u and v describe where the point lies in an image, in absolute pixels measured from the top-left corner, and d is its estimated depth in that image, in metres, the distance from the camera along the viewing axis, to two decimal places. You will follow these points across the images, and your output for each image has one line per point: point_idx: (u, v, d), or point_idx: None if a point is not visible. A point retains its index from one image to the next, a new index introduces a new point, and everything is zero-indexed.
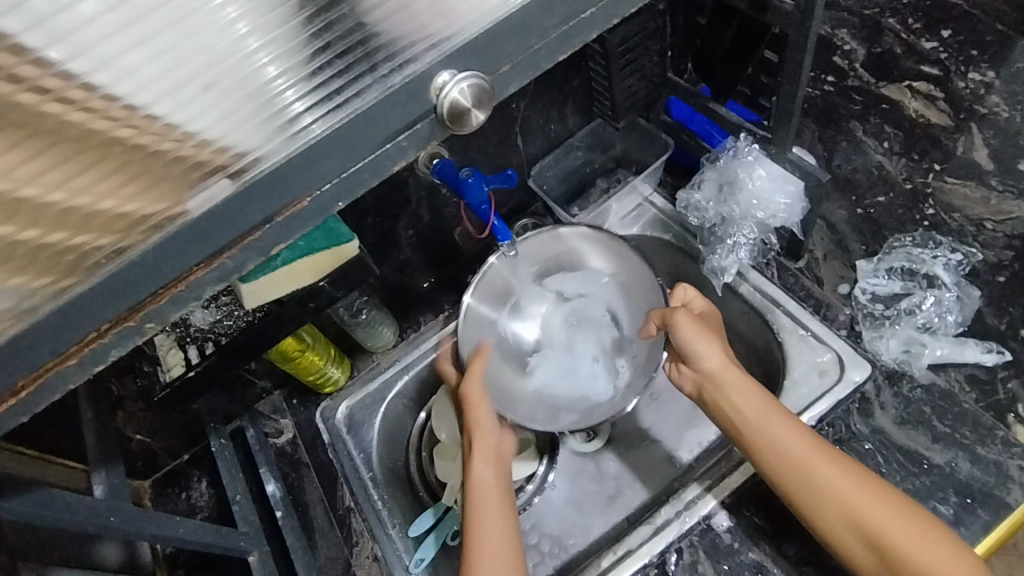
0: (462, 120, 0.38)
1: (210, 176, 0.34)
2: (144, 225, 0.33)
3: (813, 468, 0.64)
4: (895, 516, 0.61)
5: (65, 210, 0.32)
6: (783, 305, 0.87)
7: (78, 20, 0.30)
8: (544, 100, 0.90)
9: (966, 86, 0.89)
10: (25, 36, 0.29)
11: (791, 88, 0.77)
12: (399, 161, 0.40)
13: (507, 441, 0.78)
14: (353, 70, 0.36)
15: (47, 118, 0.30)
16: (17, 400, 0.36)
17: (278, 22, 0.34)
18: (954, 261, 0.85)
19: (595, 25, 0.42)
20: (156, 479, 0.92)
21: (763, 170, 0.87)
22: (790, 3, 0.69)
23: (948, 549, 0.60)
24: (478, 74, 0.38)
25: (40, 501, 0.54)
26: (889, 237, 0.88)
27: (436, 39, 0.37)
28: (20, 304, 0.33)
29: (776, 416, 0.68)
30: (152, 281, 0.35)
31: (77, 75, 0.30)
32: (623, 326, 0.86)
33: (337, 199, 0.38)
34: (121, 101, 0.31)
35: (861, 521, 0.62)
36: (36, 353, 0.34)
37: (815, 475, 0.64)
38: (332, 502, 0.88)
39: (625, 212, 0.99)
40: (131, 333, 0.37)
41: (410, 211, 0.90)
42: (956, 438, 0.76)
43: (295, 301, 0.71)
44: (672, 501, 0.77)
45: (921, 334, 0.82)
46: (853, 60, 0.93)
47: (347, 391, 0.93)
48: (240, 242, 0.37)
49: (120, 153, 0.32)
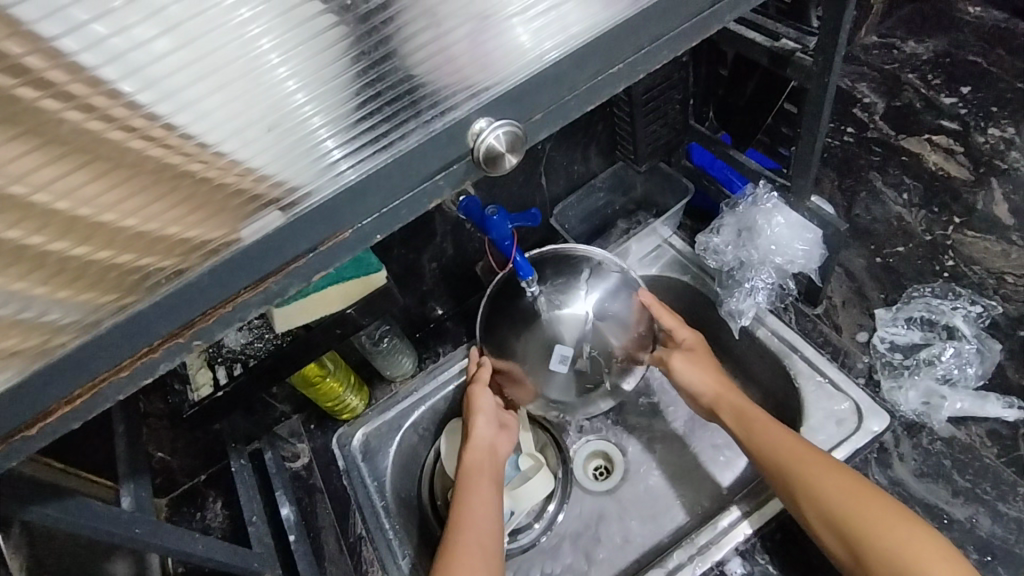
0: (497, 163, 0.42)
1: (263, 209, 0.38)
2: (202, 250, 0.37)
3: (800, 470, 0.67)
4: (859, 491, 0.65)
5: (137, 234, 0.35)
6: (800, 351, 0.87)
7: (165, 69, 0.32)
8: (569, 142, 0.93)
9: (986, 141, 0.98)
10: (121, 83, 0.31)
11: (810, 138, 0.79)
12: (434, 199, 0.43)
13: (504, 439, 0.83)
14: (400, 116, 0.39)
15: (131, 153, 0.33)
16: (72, 407, 0.39)
17: (335, 72, 0.37)
18: (974, 312, 0.87)
19: (621, 79, 0.45)
20: (173, 497, 0.94)
21: (781, 218, 0.88)
22: (810, 59, 0.73)
23: (942, 555, 0.60)
24: (513, 121, 0.41)
25: (73, 507, 0.55)
26: (908, 287, 0.90)
27: (475, 90, 0.40)
28: (85, 318, 0.36)
29: (763, 423, 0.73)
30: (203, 302, 0.38)
31: (160, 116, 0.33)
32: (620, 333, 0.83)
33: (376, 231, 0.42)
34: (195, 140, 0.34)
35: (849, 519, 0.63)
36: (93, 365, 0.37)
37: (803, 475, 0.67)
38: (344, 530, 0.89)
39: (644, 253, 0.99)
40: (181, 348, 0.40)
41: (434, 244, 0.93)
42: (977, 494, 0.76)
43: (322, 327, 0.74)
44: (684, 544, 0.76)
45: (941, 386, 0.82)
46: (873, 112, 1.03)
47: (364, 418, 0.95)
48: (287, 268, 0.40)
49: (189, 185, 0.35)
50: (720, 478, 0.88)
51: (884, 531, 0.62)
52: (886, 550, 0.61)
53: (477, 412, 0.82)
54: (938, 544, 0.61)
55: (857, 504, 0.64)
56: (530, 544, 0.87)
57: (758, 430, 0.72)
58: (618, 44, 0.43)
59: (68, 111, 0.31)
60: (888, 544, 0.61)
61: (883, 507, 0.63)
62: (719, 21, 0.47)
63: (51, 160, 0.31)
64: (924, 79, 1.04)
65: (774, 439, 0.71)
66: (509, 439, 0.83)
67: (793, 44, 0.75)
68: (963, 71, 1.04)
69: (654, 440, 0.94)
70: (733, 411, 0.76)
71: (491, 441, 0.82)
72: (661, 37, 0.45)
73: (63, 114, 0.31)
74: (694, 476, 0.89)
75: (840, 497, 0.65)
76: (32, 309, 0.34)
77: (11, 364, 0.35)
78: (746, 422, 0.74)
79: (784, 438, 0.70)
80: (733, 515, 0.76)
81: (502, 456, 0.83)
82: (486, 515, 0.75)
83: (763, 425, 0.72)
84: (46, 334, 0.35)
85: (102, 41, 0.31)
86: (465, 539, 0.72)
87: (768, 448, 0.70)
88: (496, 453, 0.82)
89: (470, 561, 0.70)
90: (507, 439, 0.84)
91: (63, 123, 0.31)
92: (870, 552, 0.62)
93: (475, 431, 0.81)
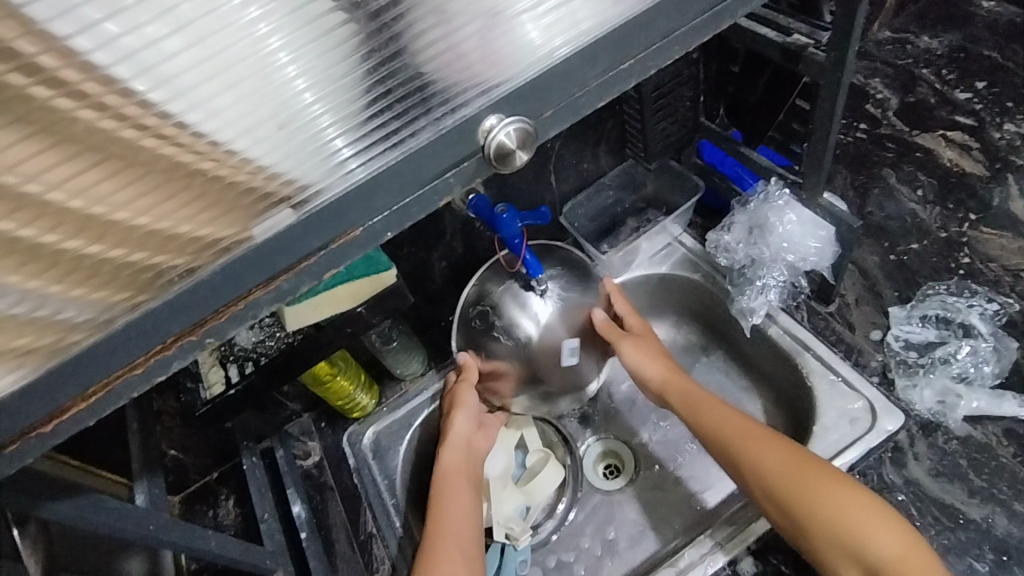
0: (508, 160, 0.41)
1: (274, 207, 0.38)
2: (214, 248, 0.37)
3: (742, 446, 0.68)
4: (805, 463, 0.64)
5: (150, 232, 0.35)
6: (812, 350, 0.86)
7: (178, 68, 0.33)
8: (578, 140, 0.92)
9: (1001, 137, 0.96)
10: (133, 81, 0.32)
11: (824, 134, 0.78)
12: (445, 197, 0.43)
13: (483, 438, 0.84)
14: (409, 114, 0.39)
15: (143, 151, 0.33)
16: (86, 405, 0.39)
17: (345, 69, 0.37)
18: (990, 311, 0.85)
19: (632, 75, 0.45)
20: (186, 495, 0.94)
21: (794, 215, 0.88)
22: (822, 54, 0.72)
23: (894, 529, 0.60)
24: (524, 119, 0.41)
25: (89, 505, 0.56)
26: (923, 285, 0.89)
27: (486, 87, 0.40)
28: (99, 316, 0.36)
29: (705, 401, 0.73)
30: (215, 300, 0.38)
31: (173, 114, 0.33)
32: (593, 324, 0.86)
33: (386, 229, 0.42)
34: (206, 138, 0.34)
35: (794, 493, 0.63)
36: (108, 363, 0.37)
37: (746, 450, 0.67)
38: (355, 528, 0.89)
39: (654, 251, 0.98)
40: (192, 347, 0.40)
41: (444, 243, 0.93)
42: (994, 493, 0.75)
43: (333, 326, 0.74)
44: (696, 543, 0.76)
45: (956, 385, 0.81)
46: (887, 108, 1.02)
47: (375, 417, 0.96)
48: (297, 267, 0.40)
49: (200, 184, 0.35)
50: (704, 501, 0.86)
51: (832, 504, 0.62)
52: (831, 524, 0.61)
53: (456, 410, 0.83)
54: (893, 520, 0.61)
55: (804, 476, 0.64)
56: (542, 543, 0.87)
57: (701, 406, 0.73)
58: (629, 40, 0.43)
59: (81, 109, 0.31)
60: (834, 517, 0.61)
61: (832, 480, 0.63)
62: (730, 16, 0.47)
63: (67, 158, 0.32)
64: (938, 74, 1.02)
65: (715, 415, 0.71)
66: (488, 440, 0.84)
67: (805, 39, 0.74)
68: (978, 66, 1.03)
69: (666, 440, 0.92)
70: (677, 391, 0.77)
71: (469, 440, 0.82)
72: (672, 33, 0.45)
73: (76, 113, 0.31)
74: (708, 478, 0.88)
75: (777, 469, 0.65)
76: (47, 307, 0.35)
77: (25, 362, 0.36)
78: (689, 400, 0.75)
79: (723, 414, 0.71)
80: (704, 546, 0.75)
81: (480, 455, 0.83)
82: (463, 513, 0.75)
83: (703, 404, 0.73)
84: (60, 333, 0.36)
85: (117, 40, 0.31)
86: (443, 537, 0.73)
87: (709, 424, 0.71)
88: (474, 451, 0.82)
89: (447, 559, 0.70)
90: (485, 438, 0.84)
91: (76, 121, 0.31)
92: (814, 528, 0.62)
93: (453, 430, 0.82)
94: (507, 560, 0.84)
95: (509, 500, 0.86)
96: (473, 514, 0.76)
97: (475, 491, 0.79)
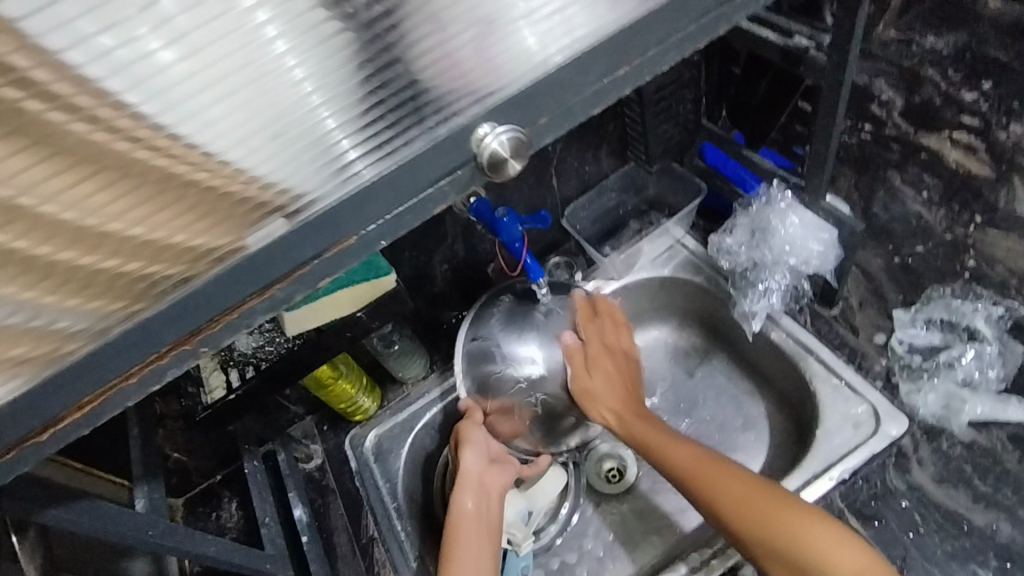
0: (500, 169, 0.41)
1: (268, 216, 0.38)
2: (210, 257, 0.37)
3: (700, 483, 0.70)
4: (760, 494, 0.67)
5: (144, 242, 0.35)
6: (816, 353, 0.86)
7: (170, 81, 0.33)
8: (579, 143, 0.92)
9: None
10: (126, 94, 0.32)
11: (826, 137, 0.77)
12: (440, 204, 0.42)
13: (497, 475, 0.80)
14: (402, 123, 0.39)
15: (135, 163, 0.33)
16: (83, 413, 0.39)
17: (338, 80, 0.37)
18: (996, 314, 0.79)
19: (629, 81, 0.44)
20: (189, 498, 0.95)
21: (797, 218, 0.87)
22: (824, 57, 0.71)
23: (853, 549, 0.63)
24: (517, 127, 0.41)
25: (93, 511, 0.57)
26: (927, 288, 0.84)
27: (480, 95, 0.40)
28: (94, 325, 0.37)
29: (665, 438, 0.75)
30: (210, 308, 0.38)
31: (165, 126, 0.33)
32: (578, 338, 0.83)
33: (381, 237, 0.41)
34: (200, 149, 0.34)
35: (749, 526, 0.66)
36: (103, 372, 0.38)
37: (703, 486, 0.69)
38: (356, 531, 0.90)
39: (657, 254, 0.98)
40: (187, 355, 0.40)
41: (446, 246, 0.92)
42: (998, 499, 0.75)
43: (333, 331, 0.74)
44: (699, 547, 0.75)
45: (961, 390, 0.81)
46: None
47: (377, 419, 0.95)
48: (293, 275, 0.40)
49: (194, 194, 0.35)
50: (685, 521, 0.86)
51: (786, 531, 0.64)
52: (785, 552, 0.64)
53: (467, 446, 0.80)
54: (855, 544, 0.63)
55: (757, 506, 0.66)
56: (546, 546, 0.87)
57: (656, 444, 0.75)
58: (625, 46, 0.42)
59: (73, 122, 0.31)
60: (788, 545, 0.64)
61: (788, 506, 0.65)
62: (727, 20, 0.47)
63: (59, 170, 0.32)
64: None
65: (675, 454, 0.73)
66: (502, 476, 0.80)
67: (805, 42, 0.73)
68: None
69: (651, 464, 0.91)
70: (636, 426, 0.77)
71: (482, 479, 0.79)
72: (669, 38, 0.44)
73: (67, 126, 0.31)
74: None
75: (738, 513, 0.66)
76: (42, 317, 0.35)
77: (22, 371, 0.36)
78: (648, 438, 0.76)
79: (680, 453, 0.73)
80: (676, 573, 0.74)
81: (496, 494, 0.80)
82: (475, 560, 0.73)
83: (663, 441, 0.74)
84: (56, 342, 0.36)
85: (110, 53, 0.31)
86: None
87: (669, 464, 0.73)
88: (488, 490, 0.79)
89: None
90: (501, 475, 0.81)
91: (67, 134, 0.31)
92: (768, 557, 0.65)
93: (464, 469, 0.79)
94: (509, 565, 0.83)
95: (513, 503, 0.84)
96: (485, 560, 0.73)
97: (488, 535, 0.76)
